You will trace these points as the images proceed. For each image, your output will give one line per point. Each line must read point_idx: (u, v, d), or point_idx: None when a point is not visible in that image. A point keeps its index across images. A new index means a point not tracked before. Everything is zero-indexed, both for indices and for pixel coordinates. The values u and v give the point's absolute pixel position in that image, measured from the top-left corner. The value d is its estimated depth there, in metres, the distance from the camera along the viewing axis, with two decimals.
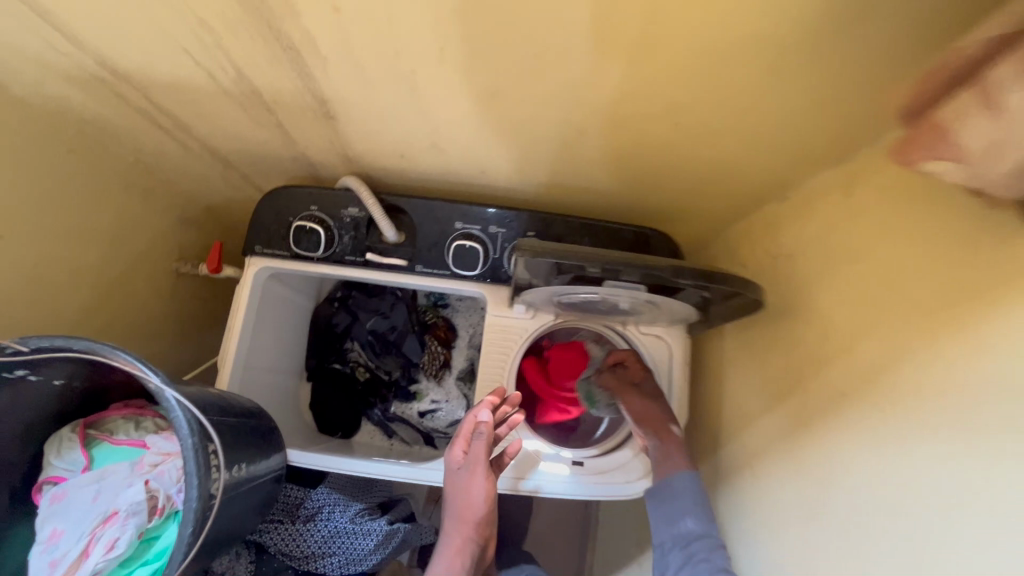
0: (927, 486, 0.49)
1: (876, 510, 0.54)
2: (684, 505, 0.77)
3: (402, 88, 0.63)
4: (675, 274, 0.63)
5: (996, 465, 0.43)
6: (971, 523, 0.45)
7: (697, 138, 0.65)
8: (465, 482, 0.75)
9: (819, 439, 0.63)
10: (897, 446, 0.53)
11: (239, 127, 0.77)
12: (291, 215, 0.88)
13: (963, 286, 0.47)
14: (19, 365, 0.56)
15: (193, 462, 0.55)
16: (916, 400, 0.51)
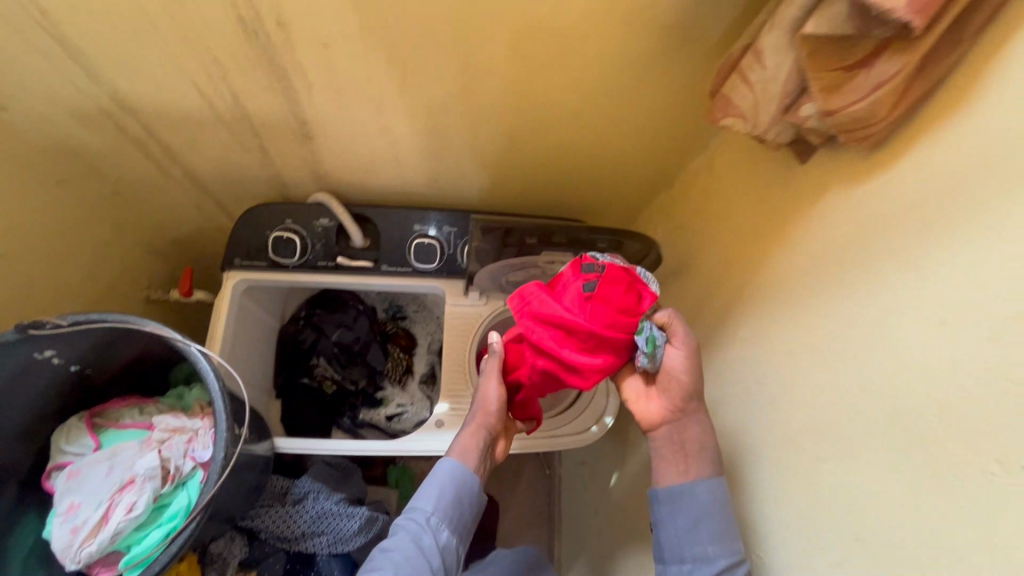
0: (773, 355, 0.68)
1: (747, 387, 0.73)
2: (712, 527, 0.68)
3: (371, 109, 0.80)
4: (589, 231, 0.86)
5: (801, 321, 0.64)
6: (794, 366, 0.64)
7: (599, 139, 0.87)
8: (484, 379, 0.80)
9: (710, 354, 0.83)
10: (754, 335, 0.72)
11: (224, 153, 0.90)
12: (268, 229, 1.01)
13: (774, 217, 0.70)
14: (53, 341, 0.66)
15: (222, 403, 0.68)
16: (756, 299, 0.72)
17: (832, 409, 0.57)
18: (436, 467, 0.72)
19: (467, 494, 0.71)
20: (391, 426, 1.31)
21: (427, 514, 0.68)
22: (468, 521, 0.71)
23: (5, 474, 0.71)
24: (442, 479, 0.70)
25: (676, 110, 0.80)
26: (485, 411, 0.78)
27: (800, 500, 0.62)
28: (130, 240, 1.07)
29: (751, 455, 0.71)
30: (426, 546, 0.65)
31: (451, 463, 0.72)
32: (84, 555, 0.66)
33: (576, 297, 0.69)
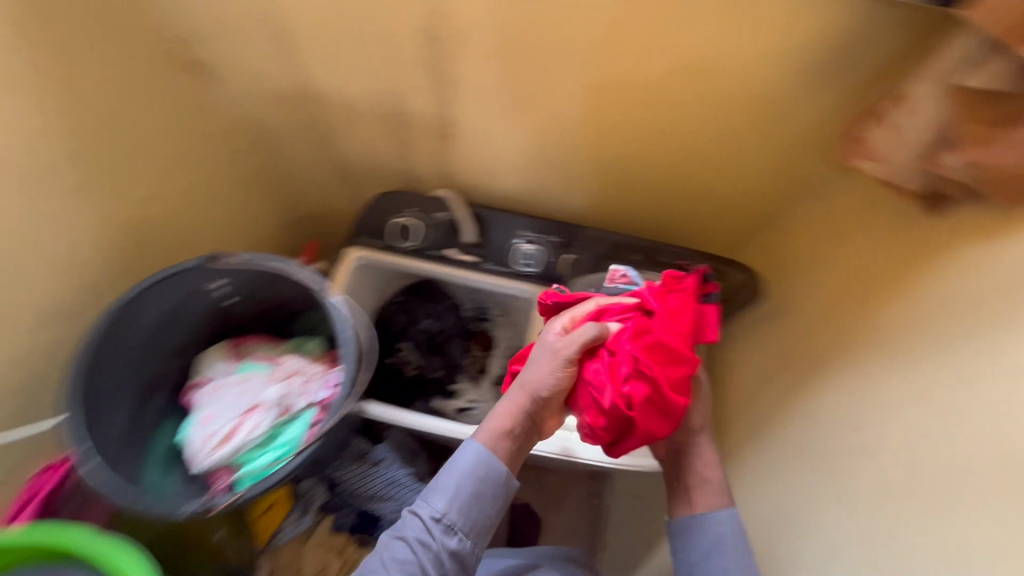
0: (861, 397, 0.69)
1: (832, 428, 0.74)
2: (725, 556, 0.67)
3: (508, 117, 0.89)
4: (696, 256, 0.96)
5: (897, 367, 0.64)
6: (883, 410, 0.65)
7: (715, 168, 0.90)
8: (544, 357, 0.73)
9: (799, 394, 0.83)
10: (847, 377, 0.73)
11: (372, 142, 1.02)
12: (392, 214, 1.12)
13: (893, 265, 0.69)
14: (223, 272, 0.79)
15: (351, 348, 0.78)
16: (857, 343, 0.72)
17: (921, 456, 0.59)
18: (461, 454, 0.72)
19: (485, 492, 0.70)
20: (459, 417, 1.37)
21: (432, 518, 0.68)
22: (485, 520, 0.70)
23: (157, 384, 0.84)
24: (462, 474, 0.70)
25: (799, 148, 0.82)
26: (524, 394, 0.73)
27: (868, 540, 0.63)
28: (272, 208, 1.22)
29: (832, 497, 0.70)
30: (430, 551, 0.66)
31: (472, 450, 0.71)
32: (212, 459, 0.77)
33: (676, 327, 0.72)
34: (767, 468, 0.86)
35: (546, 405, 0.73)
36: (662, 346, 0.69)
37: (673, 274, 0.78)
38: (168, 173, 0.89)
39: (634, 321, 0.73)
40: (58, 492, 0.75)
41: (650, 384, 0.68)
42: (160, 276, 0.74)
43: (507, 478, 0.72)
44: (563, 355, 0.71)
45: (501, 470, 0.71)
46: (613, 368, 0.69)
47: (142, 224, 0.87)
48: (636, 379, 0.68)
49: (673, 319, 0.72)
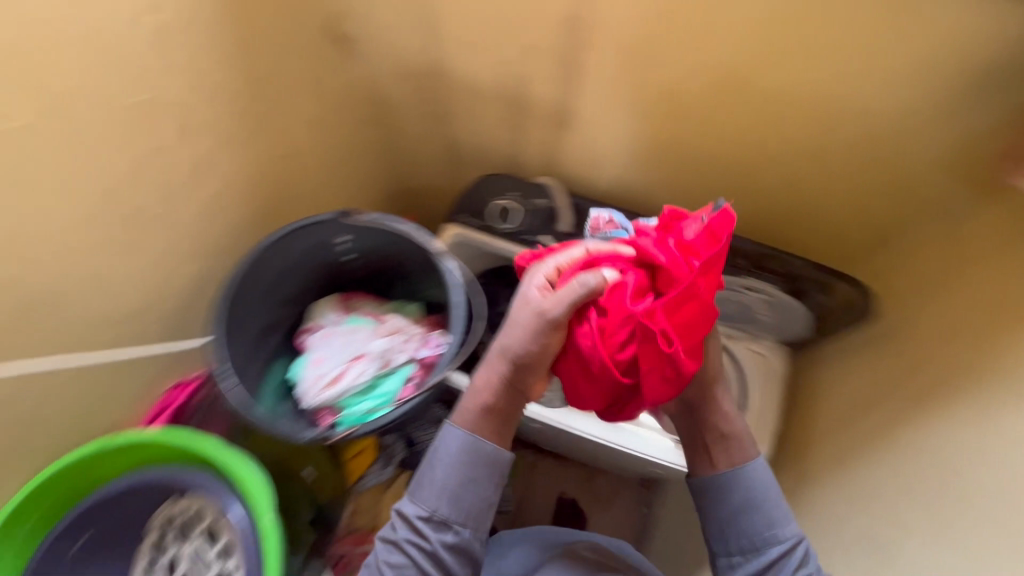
0: (933, 440, 0.75)
1: (904, 463, 0.79)
2: (770, 507, 0.66)
3: (631, 109, 0.91)
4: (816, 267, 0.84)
5: (968, 414, 0.71)
6: (951, 451, 0.72)
7: (837, 182, 0.88)
8: (526, 319, 0.65)
9: (919, 426, 0.79)
10: (920, 420, 0.78)
11: (491, 126, 1.06)
12: (493, 195, 1.15)
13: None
14: (353, 228, 0.86)
15: (459, 312, 0.83)
16: (1001, 379, 0.68)
17: (989, 492, 0.66)
18: (443, 446, 0.67)
19: (478, 478, 0.65)
20: None
21: (416, 515, 0.65)
22: (484, 502, 0.65)
23: (275, 326, 0.91)
24: (443, 469, 0.65)
25: (938, 167, 0.78)
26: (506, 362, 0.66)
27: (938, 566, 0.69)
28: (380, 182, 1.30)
29: (970, 539, 0.67)
30: (425, 549, 0.63)
31: (455, 439, 0.67)
32: (319, 397, 0.84)
33: (683, 283, 0.64)
34: (878, 501, 0.82)
35: (526, 371, 0.66)
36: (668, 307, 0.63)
37: (677, 216, 0.68)
38: (309, 137, 0.97)
39: (627, 276, 0.65)
40: (191, 402, 0.86)
41: (654, 350, 0.63)
42: (303, 223, 0.81)
43: (497, 453, 0.67)
44: (551, 318, 0.63)
45: (489, 447, 0.67)
46: (609, 331, 0.64)
47: (283, 180, 0.95)
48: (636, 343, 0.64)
49: (680, 273, 0.64)
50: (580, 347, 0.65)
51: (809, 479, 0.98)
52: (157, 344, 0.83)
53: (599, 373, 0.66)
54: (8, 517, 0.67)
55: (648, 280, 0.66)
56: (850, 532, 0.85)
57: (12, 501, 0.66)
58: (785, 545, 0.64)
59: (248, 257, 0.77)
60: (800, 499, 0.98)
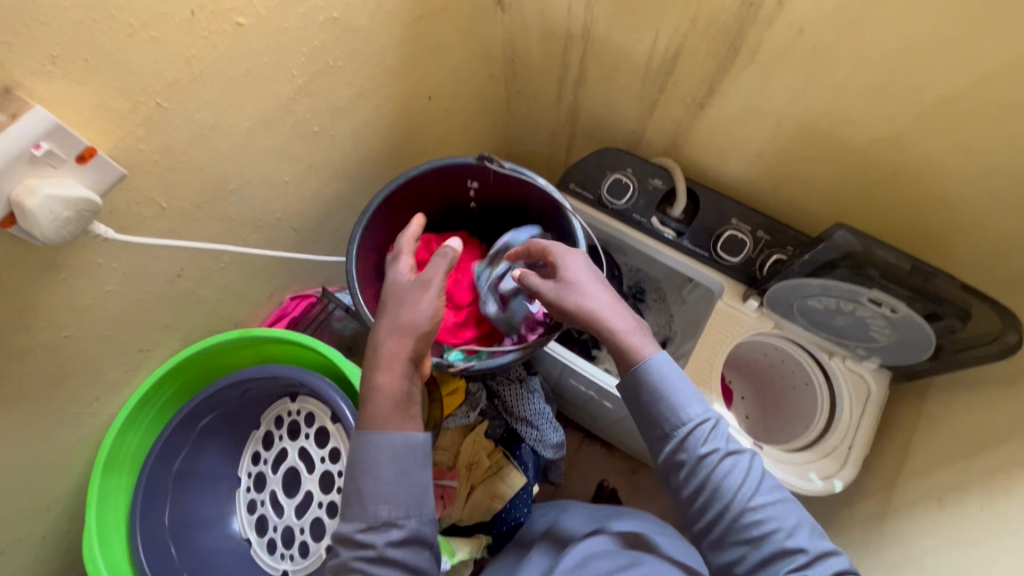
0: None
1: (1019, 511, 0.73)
2: (676, 390, 0.68)
3: (782, 100, 0.88)
4: (961, 289, 0.80)
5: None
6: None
7: (995, 209, 0.82)
8: (410, 298, 0.67)
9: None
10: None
11: (624, 98, 1.06)
12: (609, 169, 1.14)
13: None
14: (485, 176, 0.87)
15: None
16: None
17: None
18: (362, 461, 0.61)
19: (409, 468, 0.61)
20: None
21: (355, 529, 0.60)
22: (420, 487, 0.62)
23: None
24: (371, 479, 0.61)
25: None
26: (399, 340, 0.64)
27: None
28: (494, 141, 1.31)
29: None
30: (373, 556, 0.59)
31: (375, 449, 0.61)
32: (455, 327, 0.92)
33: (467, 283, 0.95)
34: (964, 541, 0.79)
35: (426, 339, 0.66)
36: (456, 291, 0.94)
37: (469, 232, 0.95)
38: (451, 83, 0.99)
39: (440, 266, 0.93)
40: (307, 315, 0.92)
41: (453, 320, 0.93)
42: (441, 163, 0.82)
43: (404, 433, 0.62)
44: (435, 284, 0.67)
45: (395, 430, 0.62)
46: None
47: (419, 120, 0.97)
48: None
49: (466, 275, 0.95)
50: None
51: (893, 510, 0.95)
52: (291, 252, 0.87)
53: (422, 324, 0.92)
54: (163, 374, 0.74)
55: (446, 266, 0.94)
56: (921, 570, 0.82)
57: (161, 369, 0.72)
58: (694, 424, 0.67)
59: (394, 185, 0.78)
60: (879, 527, 0.95)
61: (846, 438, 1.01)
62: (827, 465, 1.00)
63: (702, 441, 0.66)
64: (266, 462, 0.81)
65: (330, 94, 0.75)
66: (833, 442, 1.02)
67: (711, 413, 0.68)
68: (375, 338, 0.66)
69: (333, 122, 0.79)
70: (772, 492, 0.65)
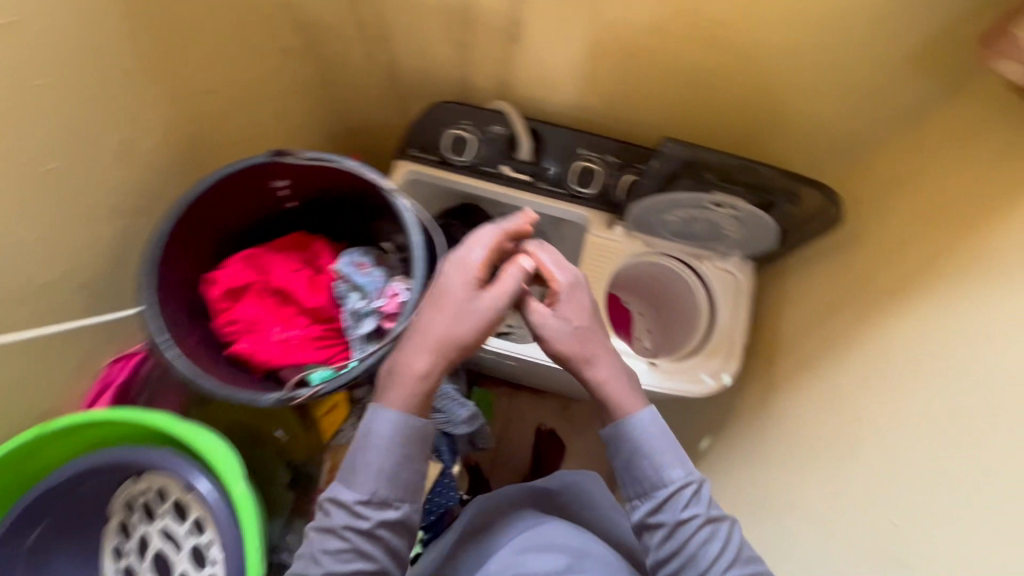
0: (919, 350, 0.74)
1: (889, 381, 0.78)
2: (656, 454, 0.68)
3: (586, 17, 0.83)
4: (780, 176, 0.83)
5: (962, 320, 0.69)
6: (943, 360, 0.71)
7: (800, 88, 0.84)
8: (474, 308, 0.66)
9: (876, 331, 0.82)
10: (906, 331, 0.77)
11: (430, 44, 0.96)
12: (445, 126, 1.07)
13: (1006, 183, 0.67)
14: (291, 172, 0.75)
15: (421, 256, 0.71)
16: (961, 289, 0.70)
17: (981, 394, 0.65)
18: (373, 431, 0.63)
19: (414, 454, 0.63)
20: None
21: (356, 500, 0.61)
22: (420, 475, 0.64)
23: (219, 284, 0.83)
24: (377, 451, 0.62)
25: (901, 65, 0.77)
26: (442, 347, 0.64)
27: (936, 484, 0.67)
28: (320, 117, 1.18)
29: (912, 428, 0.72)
30: (364, 530, 0.61)
31: (386, 422, 0.62)
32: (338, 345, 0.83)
33: (310, 285, 0.78)
34: (833, 401, 0.86)
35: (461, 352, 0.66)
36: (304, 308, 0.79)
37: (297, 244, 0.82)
38: (222, 66, 0.86)
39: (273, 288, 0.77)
40: (136, 378, 0.80)
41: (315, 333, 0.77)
42: (227, 172, 0.70)
43: (422, 423, 0.64)
44: (501, 308, 0.67)
45: (412, 417, 0.64)
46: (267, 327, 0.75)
47: (195, 115, 0.84)
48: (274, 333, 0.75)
49: (308, 277, 0.79)
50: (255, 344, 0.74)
51: (774, 387, 1.02)
52: (82, 318, 0.75)
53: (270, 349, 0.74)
54: None
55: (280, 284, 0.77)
56: (800, 431, 0.91)
57: None
58: (674, 487, 0.66)
59: (174, 211, 0.67)
60: (765, 405, 1.02)
61: (726, 332, 1.07)
62: (714, 362, 1.05)
63: (681, 504, 0.66)
64: (130, 553, 0.71)
65: (30, 117, 0.62)
66: (715, 338, 1.07)
67: (694, 476, 0.68)
68: (427, 327, 0.65)
69: (58, 151, 0.66)
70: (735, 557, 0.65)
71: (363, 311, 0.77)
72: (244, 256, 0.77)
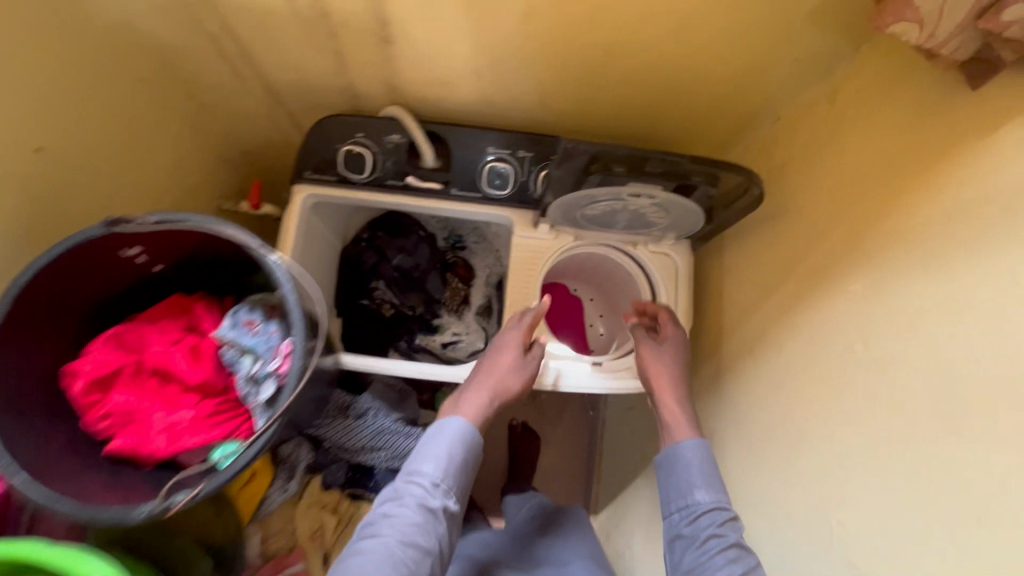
0: (862, 332, 0.68)
1: (834, 364, 0.72)
2: (698, 481, 0.82)
3: (458, 8, 0.74)
4: (691, 162, 0.78)
5: (903, 297, 0.63)
6: (888, 343, 0.64)
7: (702, 55, 0.78)
8: (522, 366, 0.95)
9: (806, 311, 0.79)
10: (842, 307, 0.72)
11: (300, 55, 0.86)
12: (338, 142, 0.97)
13: (936, 144, 0.61)
14: (141, 236, 0.66)
15: (298, 312, 0.64)
16: (882, 267, 0.66)
17: (933, 384, 0.59)
18: (439, 432, 0.85)
19: (466, 454, 0.83)
20: (446, 353, 1.34)
21: (429, 482, 0.79)
22: (467, 474, 0.83)
23: None
24: (447, 446, 0.83)
25: (801, 20, 0.71)
26: (499, 394, 0.92)
27: (895, 485, 0.61)
28: (202, 145, 1.06)
29: (847, 420, 0.69)
30: (434, 507, 0.78)
31: (455, 426, 0.85)
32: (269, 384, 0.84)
33: (191, 357, 0.70)
34: (777, 387, 0.83)
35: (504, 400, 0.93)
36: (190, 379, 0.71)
37: (169, 310, 0.73)
38: (53, 115, 0.74)
39: (146, 366, 0.68)
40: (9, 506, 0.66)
41: (207, 407, 0.69)
42: (59, 253, 0.60)
43: (475, 437, 0.85)
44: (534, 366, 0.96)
45: (473, 442, 0.84)
46: (147, 411, 0.67)
47: (29, 177, 0.73)
48: (156, 416, 0.66)
49: (187, 349, 0.70)
50: (136, 432, 0.66)
51: (724, 370, 0.97)
52: None
53: (156, 435, 0.66)
54: None
55: (155, 360, 0.68)
56: (746, 416, 0.89)
57: None
58: (703, 506, 0.79)
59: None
60: (713, 388, 1.00)
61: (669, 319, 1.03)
62: None
63: (710, 518, 0.78)
64: None
65: None
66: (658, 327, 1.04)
67: (726, 507, 0.79)
68: (500, 364, 0.94)
69: None
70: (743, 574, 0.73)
71: (256, 377, 0.69)
72: (106, 336, 0.68)
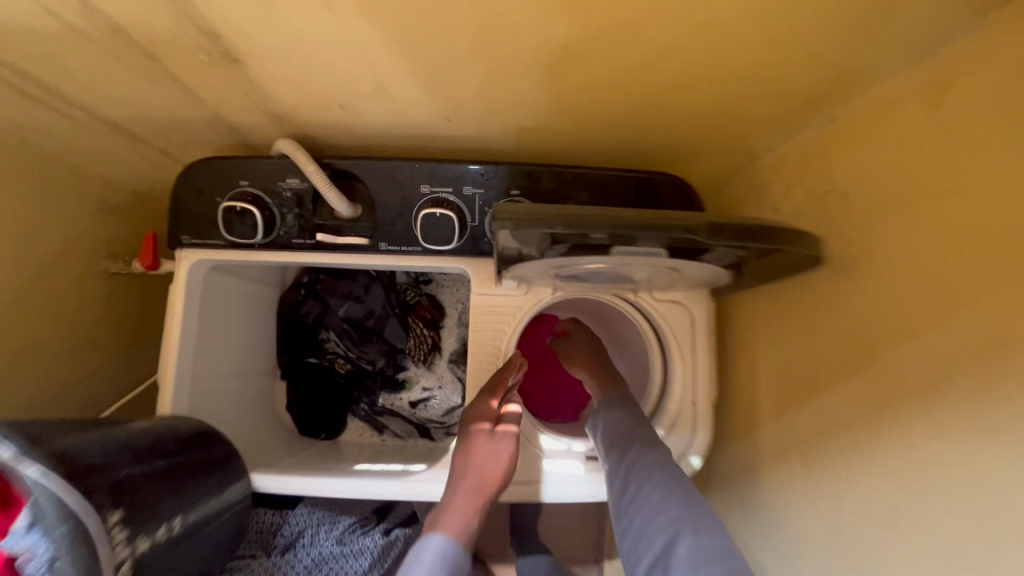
0: (987, 487, 0.43)
1: (928, 528, 0.47)
2: (622, 412, 0.75)
3: (316, 12, 0.47)
4: (709, 235, 0.48)
5: None
6: None
7: (710, 45, 0.50)
8: (499, 446, 0.71)
9: (880, 428, 0.53)
10: (953, 433, 0.45)
11: (129, 91, 0.60)
12: (221, 195, 0.72)
13: None
14: None
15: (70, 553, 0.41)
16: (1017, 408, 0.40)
17: None
18: (419, 555, 0.62)
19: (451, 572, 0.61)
20: (417, 414, 1.13)
21: None
22: None
23: None
24: (428, 567, 0.60)
25: None
26: (477, 493, 0.67)
27: None
28: None
29: None
30: None
31: (435, 546, 0.62)
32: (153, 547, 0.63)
33: None
34: (839, 524, 0.58)
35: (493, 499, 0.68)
36: None
37: None
38: None
39: None
40: None
41: None
42: None
43: (462, 553, 0.63)
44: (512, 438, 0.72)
45: (461, 560, 0.62)
46: None
47: None
48: None
49: None
50: None
51: (763, 462, 0.72)
52: None
53: None
54: None
55: None
56: (799, 541, 0.65)
57: None
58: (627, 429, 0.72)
59: None
60: (745, 482, 0.76)
61: (686, 389, 0.79)
62: (680, 438, 0.78)
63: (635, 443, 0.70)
64: None
65: None
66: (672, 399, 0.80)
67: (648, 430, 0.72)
68: (466, 451, 0.70)
69: None
70: (697, 532, 0.59)
71: None
72: None
